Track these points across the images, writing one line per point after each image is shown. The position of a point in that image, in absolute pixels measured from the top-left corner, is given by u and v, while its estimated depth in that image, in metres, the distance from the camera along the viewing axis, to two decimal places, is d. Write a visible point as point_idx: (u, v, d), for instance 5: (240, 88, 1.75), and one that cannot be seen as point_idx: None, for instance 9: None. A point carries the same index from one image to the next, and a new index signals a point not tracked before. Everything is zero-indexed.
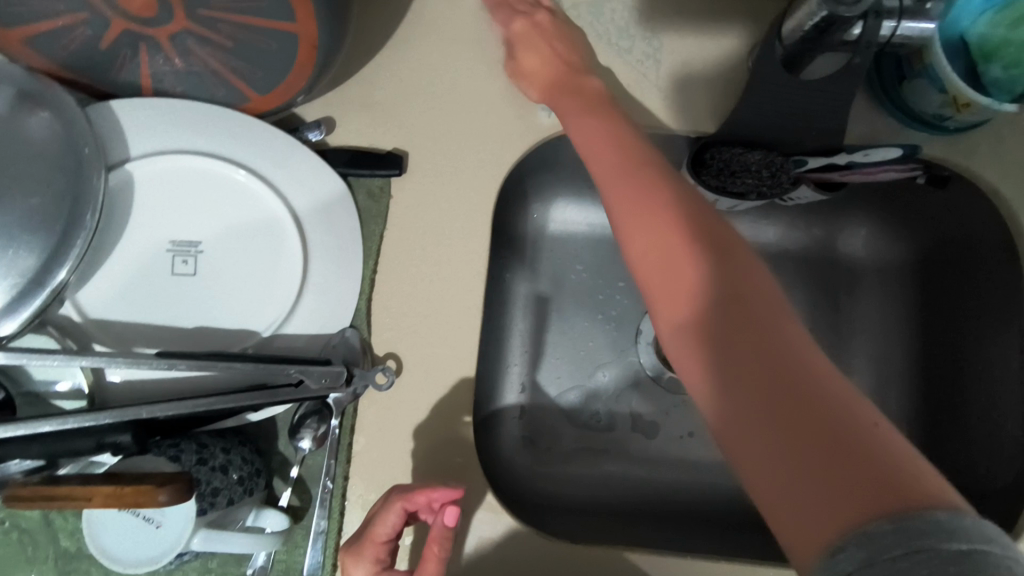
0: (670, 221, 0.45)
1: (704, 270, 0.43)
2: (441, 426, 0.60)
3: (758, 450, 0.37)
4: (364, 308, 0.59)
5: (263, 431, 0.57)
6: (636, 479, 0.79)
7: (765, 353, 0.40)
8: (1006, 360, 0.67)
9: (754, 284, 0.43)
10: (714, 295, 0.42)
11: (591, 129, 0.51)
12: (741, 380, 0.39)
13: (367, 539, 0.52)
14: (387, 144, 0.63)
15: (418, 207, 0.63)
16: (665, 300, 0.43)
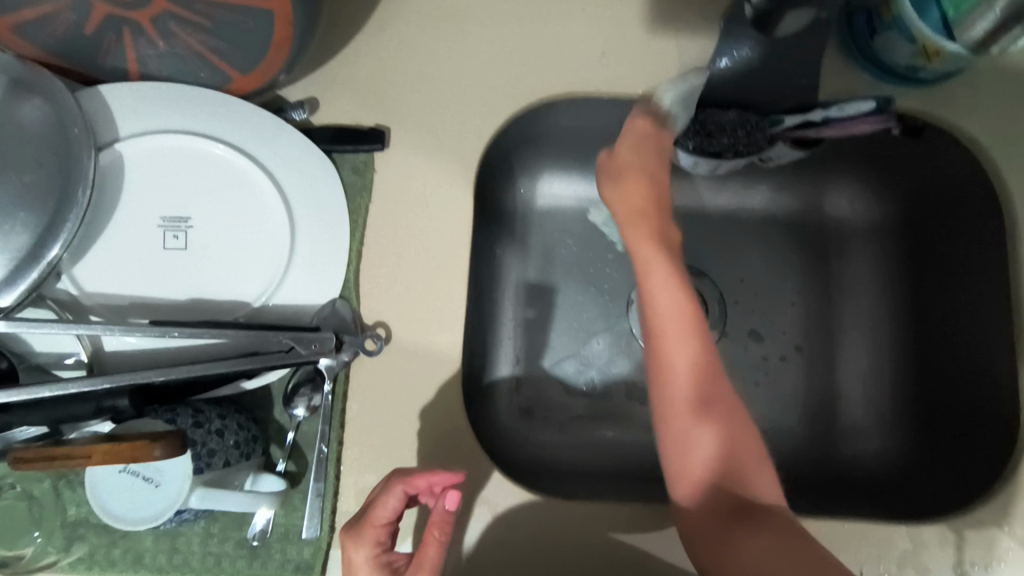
0: (686, 320, 0.48)
1: (708, 391, 0.48)
2: (432, 391, 0.61)
3: (737, 545, 0.45)
4: (352, 279, 0.61)
5: (258, 400, 0.59)
6: (632, 445, 0.80)
7: (744, 471, 0.47)
8: (991, 306, 0.65)
9: (743, 447, 0.47)
10: (713, 419, 0.47)
11: (637, 216, 0.53)
12: (723, 494, 0.47)
13: (366, 522, 0.50)
14: (369, 120, 0.65)
15: (401, 180, 0.64)
16: (673, 418, 0.47)
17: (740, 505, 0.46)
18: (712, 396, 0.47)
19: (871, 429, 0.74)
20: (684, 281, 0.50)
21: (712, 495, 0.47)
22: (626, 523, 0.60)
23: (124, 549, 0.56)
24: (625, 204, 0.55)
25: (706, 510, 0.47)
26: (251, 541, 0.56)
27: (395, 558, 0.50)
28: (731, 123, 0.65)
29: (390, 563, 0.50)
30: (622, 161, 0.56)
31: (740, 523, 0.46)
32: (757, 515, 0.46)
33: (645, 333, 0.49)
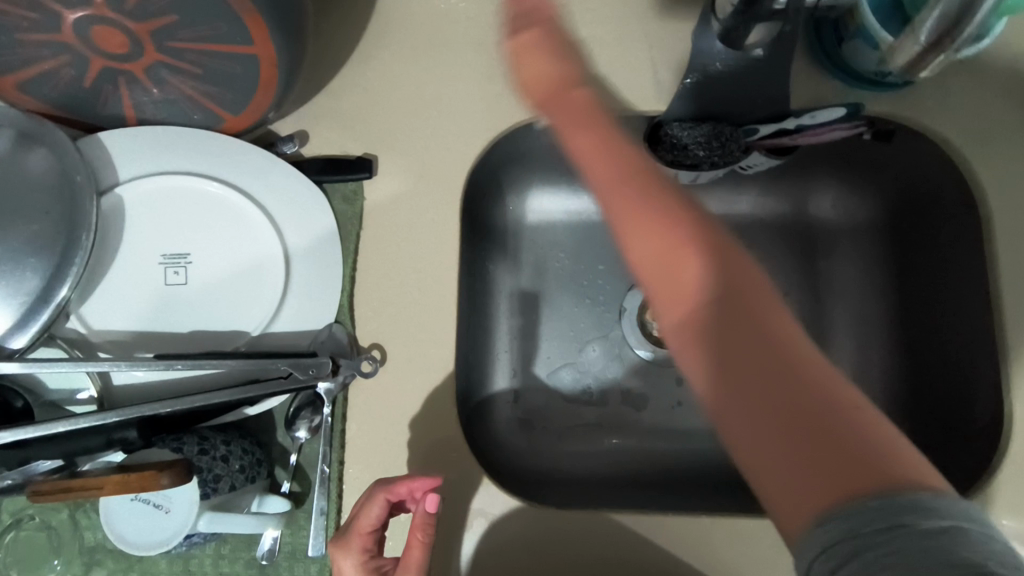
0: (656, 205, 0.42)
1: (713, 266, 0.40)
2: (428, 409, 0.63)
3: (741, 422, 0.37)
4: (347, 303, 0.63)
5: (262, 425, 0.61)
6: (629, 451, 0.81)
7: (779, 379, 0.37)
8: (972, 302, 0.67)
9: (757, 278, 0.40)
10: (719, 286, 0.39)
11: (572, 113, 0.47)
12: (750, 382, 0.37)
13: (352, 531, 0.53)
14: (357, 150, 0.68)
15: (390, 206, 0.67)
16: (675, 295, 0.40)
17: (775, 390, 0.36)
18: (711, 276, 0.40)
19: None
20: (637, 161, 0.44)
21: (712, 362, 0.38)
22: (622, 528, 0.62)
23: (139, 573, 0.59)
24: (569, 144, 0.46)
25: (722, 371, 0.38)
26: (261, 561, 0.59)
27: (383, 562, 0.54)
28: (704, 137, 0.66)
29: (379, 567, 0.53)
30: (569, 99, 0.47)
31: (754, 375, 0.37)
32: (794, 408, 0.36)
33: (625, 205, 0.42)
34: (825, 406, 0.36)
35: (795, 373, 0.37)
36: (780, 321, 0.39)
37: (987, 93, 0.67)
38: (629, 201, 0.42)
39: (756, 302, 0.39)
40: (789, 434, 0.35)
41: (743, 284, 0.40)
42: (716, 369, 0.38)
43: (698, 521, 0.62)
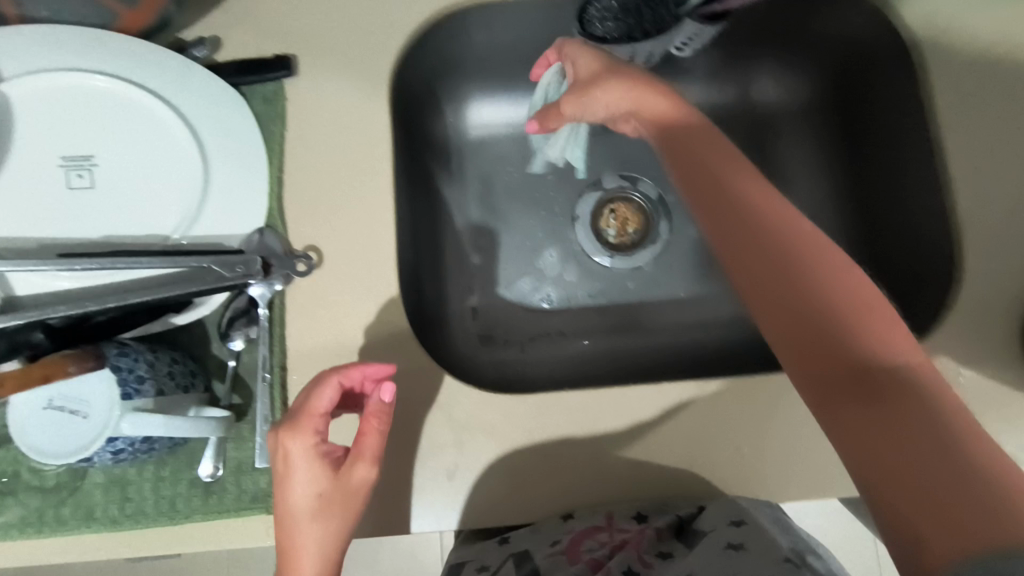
0: (766, 225, 0.46)
1: (824, 273, 0.44)
2: (371, 308, 0.60)
3: (858, 438, 0.38)
4: (276, 206, 0.60)
5: (194, 338, 0.58)
6: (595, 357, 0.79)
7: (904, 397, 0.38)
8: (917, 150, 0.66)
9: (864, 307, 0.42)
10: (832, 299, 0.43)
11: (690, 148, 0.51)
12: (875, 401, 0.39)
13: (303, 412, 0.49)
14: (274, 50, 0.64)
15: (314, 105, 0.63)
16: (787, 319, 0.43)
17: (897, 409, 0.38)
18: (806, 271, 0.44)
19: None
20: (744, 173, 0.49)
21: (822, 380, 0.41)
22: (584, 412, 0.58)
23: (74, 505, 0.55)
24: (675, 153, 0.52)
25: (831, 384, 0.40)
26: (205, 479, 0.55)
27: (333, 449, 0.49)
28: None
29: (330, 452, 0.49)
30: (643, 112, 0.55)
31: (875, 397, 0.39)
32: (920, 440, 0.36)
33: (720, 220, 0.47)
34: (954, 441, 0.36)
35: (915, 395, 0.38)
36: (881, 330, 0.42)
37: None
38: (742, 218, 0.46)
39: (866, 323, 0.42)
40: (931, 468, 0.35)
41: (850, 309, 0.42)
42: (836, 383, 0.40)
43: (662, 395, 0.59)
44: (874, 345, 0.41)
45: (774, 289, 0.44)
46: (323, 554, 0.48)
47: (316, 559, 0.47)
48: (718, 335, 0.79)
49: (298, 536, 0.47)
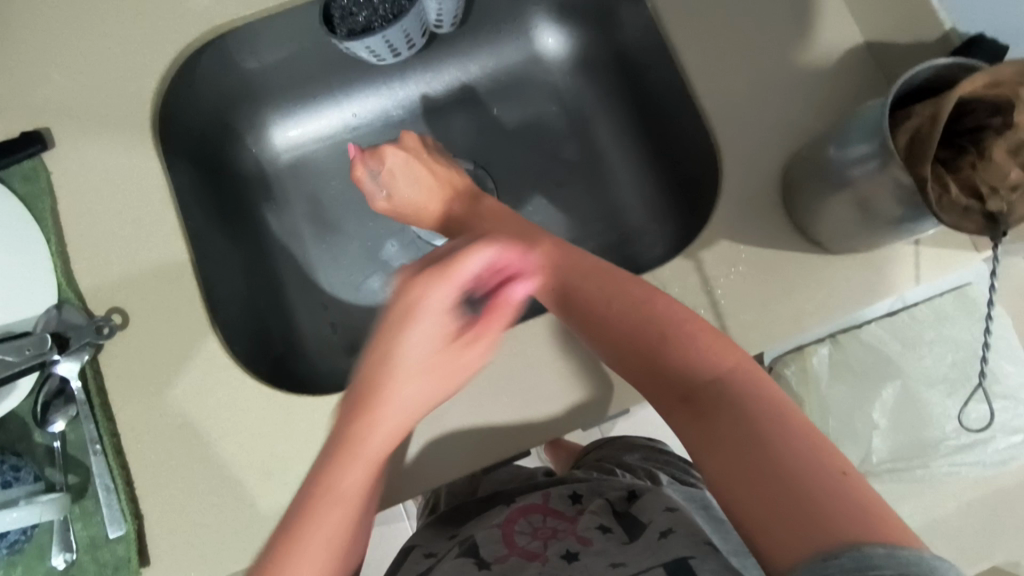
0: (623, 289, 0.52)
1: (664, 322, 0.49)
2: (189, 351, 0.59)
3: (707, 457, 0.44)
4: (65, 279, 0.59)
5: (15, 433, 0.57)
6: None
7: (744, 415, 0.43)
8: (662, 64, 0.71)
9: (711, 341, 0.48)
10: (673, 344, 0.48)
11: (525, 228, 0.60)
12: (718, 422, 0.44)
13: (448, 266, 0.45)
14: (25, 128, 0.62)
15: (80, 169, 0.62)
16: (641, 362, 0.49)
17: (738, 428, 0.43)
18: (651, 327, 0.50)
19: (645, 221, 0.80)
20: (579, 256, 0.55)
21: (677, 412, 0.47)
22: None
23: None
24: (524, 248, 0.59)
25: (683, 416, 0.46)
26: (58, 566, 0.55)
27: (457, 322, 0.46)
28: None
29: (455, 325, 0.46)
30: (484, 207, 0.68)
31: (721, 419, 0.44)
32: (757, 458, 0.41)
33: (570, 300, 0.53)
34: (783, 454, 0.41)
35: (751, 413, 0.43)
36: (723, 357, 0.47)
37: None
38: (598, 278, 0.53)
39: (712, 351, 0.47)
40: (757, 476, 0.41)
41: (695, 341, 0.48)
42: (692, 412, 0.46)
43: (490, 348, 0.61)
44: (719, 373, 0.46)
45: (628, 339, 0.50)
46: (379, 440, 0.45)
47: (385, 430, 0.45)
48: None
49: (402, 387, 0.45)
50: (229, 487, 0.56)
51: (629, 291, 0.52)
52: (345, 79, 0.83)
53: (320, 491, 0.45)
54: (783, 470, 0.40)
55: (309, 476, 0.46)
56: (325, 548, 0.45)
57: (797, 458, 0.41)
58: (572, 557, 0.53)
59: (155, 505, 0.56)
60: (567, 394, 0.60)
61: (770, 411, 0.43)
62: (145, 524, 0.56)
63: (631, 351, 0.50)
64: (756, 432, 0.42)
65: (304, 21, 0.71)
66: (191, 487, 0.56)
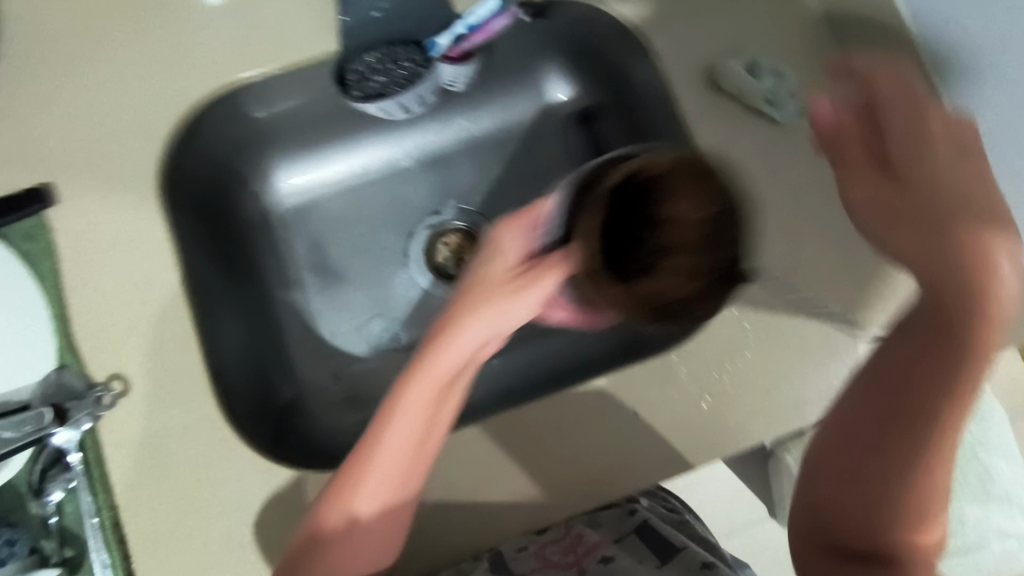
0: (950, 335, 0.44)
1: (898, 231, 0.45)
2: (192, 420, 0.59)
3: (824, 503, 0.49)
4: (67, 344, 0.58)
5: (10, 502, 0.56)
6: None
7: (930, 385, 0.44)
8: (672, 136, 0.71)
9: (930, 412, 0.44)
10: (916, 395, 0.45)
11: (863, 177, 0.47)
12: (944, 370, 0.44)
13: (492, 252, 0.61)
14: (29, 182, 0.61)
15: (84, 226, 0.61)
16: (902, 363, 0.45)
17: (901, 422, 0.45)
18: (909, 215, 0.44)
19: None
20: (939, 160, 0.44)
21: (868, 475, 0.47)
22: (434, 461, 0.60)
23: None
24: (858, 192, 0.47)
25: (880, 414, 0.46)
26: None
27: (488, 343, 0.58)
28: (379, 62, 0.66)
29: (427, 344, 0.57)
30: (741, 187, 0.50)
31: (912, 442, 0.45)
32: (932, 415, 0.44)
33: (955, 222, 0.43)
34: (923, 468, 0.45)
35: (960, 374, 0.43)
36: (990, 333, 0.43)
37: None
38: (925, 234, 0.44)
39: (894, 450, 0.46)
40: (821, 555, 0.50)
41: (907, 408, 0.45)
42: (868, 431, 0.47)
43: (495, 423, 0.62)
44: (914, 492, 0.46)
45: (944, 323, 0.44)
46: (413, 422, 0.54)
47: (426, 413, 0.54)
48: None
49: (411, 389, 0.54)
50: (228, 562, 0.56)
51: (945, 354, 0.44)
52: (354, 128, 0.81)
53: (390, 435, 0.53)
54: (901, 452, 0.45)
55: (352, 457, 0.53)
56: (374, 543, 0.53)
57: (916, 425, 0.45)
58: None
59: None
60: (573, 478, 0.60)
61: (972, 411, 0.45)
62: None
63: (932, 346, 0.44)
64: (895, 425, 0.45)
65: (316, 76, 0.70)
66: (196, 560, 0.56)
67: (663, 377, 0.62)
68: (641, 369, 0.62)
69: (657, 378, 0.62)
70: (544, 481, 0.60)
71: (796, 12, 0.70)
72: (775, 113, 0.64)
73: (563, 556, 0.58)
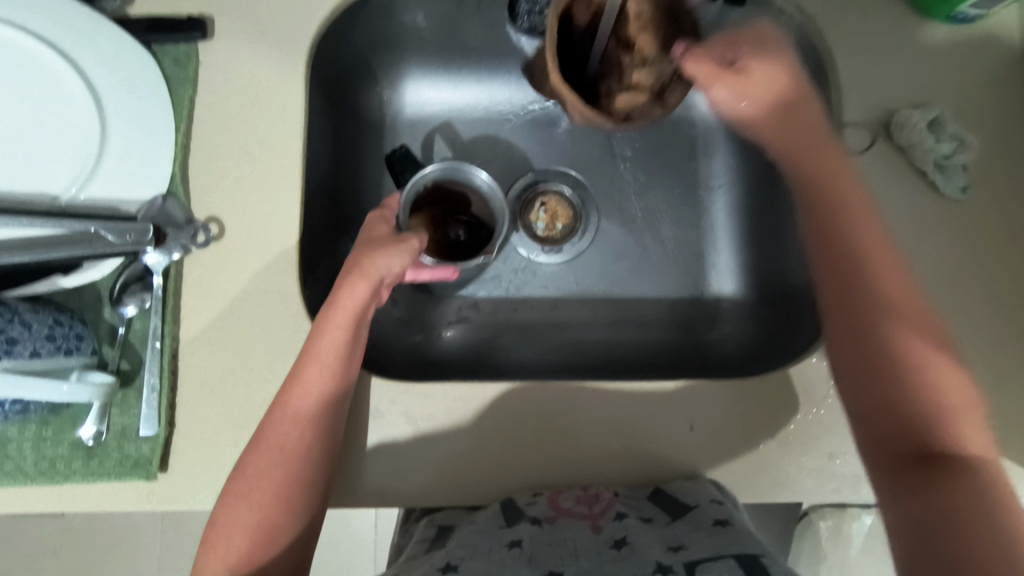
0: (895, 290, 0.50)
1: (879, 280, 0.51)
2: (267, 284, 0.59)
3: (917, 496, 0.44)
4: (180, 174, 0.59)
5: (87, 301, 0.58)
6: (508, 353, 0.75)
7: (947, 431, 0.46)
8: None
9: (955, 412, 0.47)
10: (934, 400, 0.47)
11: (872, 363, 0.49)
12: (910, 447, 0.47)
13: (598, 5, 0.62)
14: (192, 10, 0.62)
15: (228, 69, 0.61)
16: (903, 418, 0.47)
17: (954, 525, 0.42)
18: (893, 296, 0.50)
19: (731, 311, 0.76)
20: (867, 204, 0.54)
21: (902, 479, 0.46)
22: (477, 404, 0.60)
23: None
24: (885, 407, 0.48)
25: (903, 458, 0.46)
26: (86, 441, 0.55)
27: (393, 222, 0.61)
28: None
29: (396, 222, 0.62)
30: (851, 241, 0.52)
31: (939, 474, 0.45)
32: (932, 436, 0.46)
33: (947, 428, 0.46)
34: (1003, 523, 0.42)
35: (930, 377, 0.47)
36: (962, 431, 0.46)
37: None
38: (911, 408, 0.47)
39: (930, 386, 0.47)
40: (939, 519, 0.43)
41: (922, 398, 0.47)
42: (902, 474, 0.46)
43: (548, 390, 0.60)
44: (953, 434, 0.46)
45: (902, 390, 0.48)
46: (374, 226, 0.60)
47: (380, 256, 0.55)
48: (630, 335, 0.76)
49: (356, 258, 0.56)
50: None
51: (910, 332, 0.49)
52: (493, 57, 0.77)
53: (367, 256, 0.55)
54: (962, 517, 0.42)
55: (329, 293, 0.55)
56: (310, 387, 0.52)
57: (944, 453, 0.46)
58: (620, 546, 0.51)
59: (193, 416, 0.57)
60: (606, 466, 0.59)
61: (969, 385, 0.48)
62: (175, 433, 0.57)
63: (915, 351, 0.48)
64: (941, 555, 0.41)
65: None
66: (234, 413, 0.57)
67: (734, 405, 0.59)
68: (715, 390, 0.59)
69: (726, 403, 0.59)
70: (578, 460, 0.59)
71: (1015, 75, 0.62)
72: (941, 181, 0.59)
73: (578, 507, 0.55)
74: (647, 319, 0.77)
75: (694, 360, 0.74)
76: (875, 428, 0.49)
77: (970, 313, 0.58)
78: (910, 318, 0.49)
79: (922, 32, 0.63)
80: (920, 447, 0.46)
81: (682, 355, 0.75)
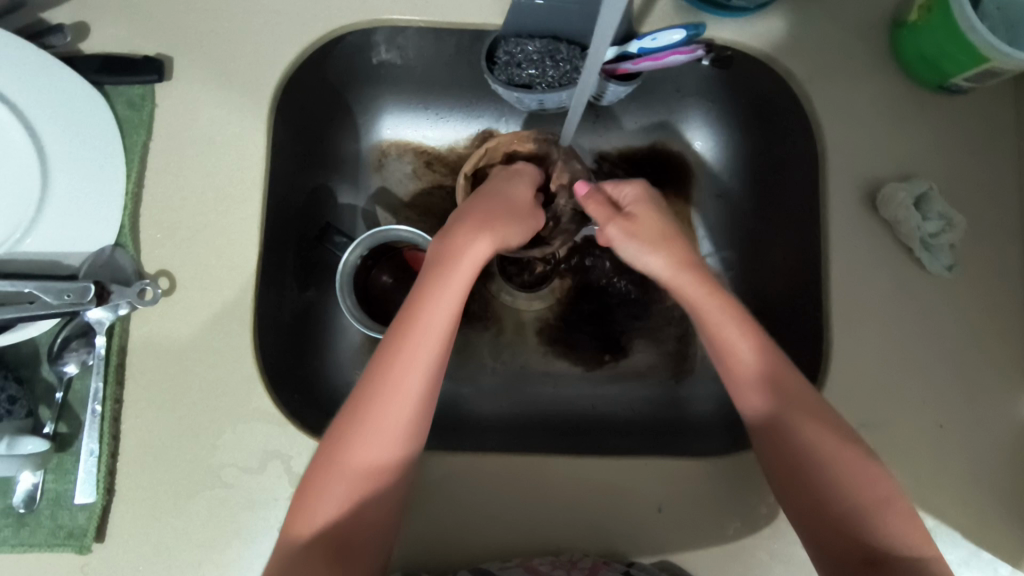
0: (790, 389, 0.50)
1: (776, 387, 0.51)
2: (217, 342, 0.56)
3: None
4: (129, 224, 0.56)
5: (24, 356, 0.55)
6: (477, 406, 0.72)
7: (875, 525, 0.47)
8: (802, 236, 0.63)
9: (874, 499, 0.47)
10: (858, 497, 0.47)
11: (782, 457, 0.50)
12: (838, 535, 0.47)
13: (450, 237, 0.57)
14: (149, 49, 0.58)
15: (186, 113, 0.58)
16: (826, 514, 0.48)
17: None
18: (788, 408, 0.50)
19: (710, 369, 0.73)
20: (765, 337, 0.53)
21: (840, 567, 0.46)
22: (439, 471, 0.57)
23: None
24: (799, 497, 0.49)
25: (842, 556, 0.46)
26: (17, 509, 0.52)
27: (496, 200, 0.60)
28: (536, 54, 0.62)
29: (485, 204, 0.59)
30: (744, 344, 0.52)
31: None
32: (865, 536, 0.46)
33: (870, 517, 0.47)
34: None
35: (844, 477, 0.48)
36: (890, 522, 0.47)
37: (831, 22, 0.62)
38: (825, 496, 0.48)
39: (841, 473, 0.48)
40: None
41: (833, 485, 0.48)
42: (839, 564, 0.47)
43: (512, 460, 0.57)
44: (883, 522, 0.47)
45: (815, 487, 0.48)
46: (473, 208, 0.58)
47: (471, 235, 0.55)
48: (608, 392, 0.73)
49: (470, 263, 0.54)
50: (206, 496, 0.54)
51: (811, 427, 0.49)
52: (472, 100, 0.73)
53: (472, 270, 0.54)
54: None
55: (402, 312, 0.52)
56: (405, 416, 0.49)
57: (865, 541, 0.46)
58: None
59: (133, 482, 0.54)
60: (571, 544, 0.56)
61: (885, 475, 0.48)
62: (114, 501, 0.53)
63: (815, 445, 0.49)
64: None
65: (461, 42, 0.65)
66: (177, 480, 0.54)
67: (703, 482, 0.57)
68: (686, 467, 0.57)
69: (695, 480, 0.57)
70: (540, 536, 0.56)
71: (1002, 148, 0.60)
72: (926, 259, 0.57)
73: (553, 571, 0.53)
74: (625, 376, 0.74)
75: (669, 423, 0.70)
76: (801, 517, 0.49)
77: (949, 397, 0.56)
78: (800, 413, 0.50)
79: (910, 98, 0.61)
80: (846, 532, 0.47)
81: (658, 416, 0.71)
